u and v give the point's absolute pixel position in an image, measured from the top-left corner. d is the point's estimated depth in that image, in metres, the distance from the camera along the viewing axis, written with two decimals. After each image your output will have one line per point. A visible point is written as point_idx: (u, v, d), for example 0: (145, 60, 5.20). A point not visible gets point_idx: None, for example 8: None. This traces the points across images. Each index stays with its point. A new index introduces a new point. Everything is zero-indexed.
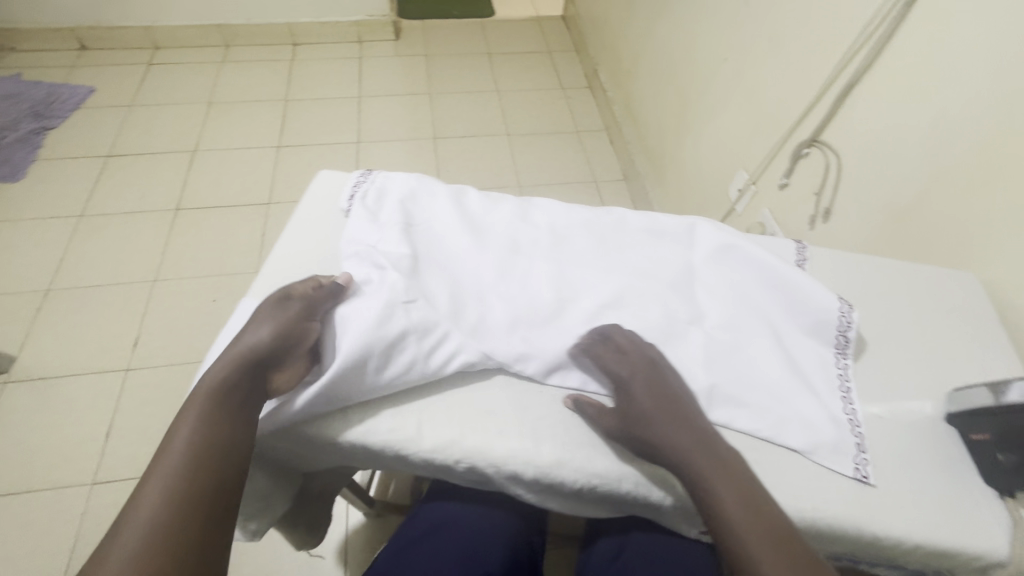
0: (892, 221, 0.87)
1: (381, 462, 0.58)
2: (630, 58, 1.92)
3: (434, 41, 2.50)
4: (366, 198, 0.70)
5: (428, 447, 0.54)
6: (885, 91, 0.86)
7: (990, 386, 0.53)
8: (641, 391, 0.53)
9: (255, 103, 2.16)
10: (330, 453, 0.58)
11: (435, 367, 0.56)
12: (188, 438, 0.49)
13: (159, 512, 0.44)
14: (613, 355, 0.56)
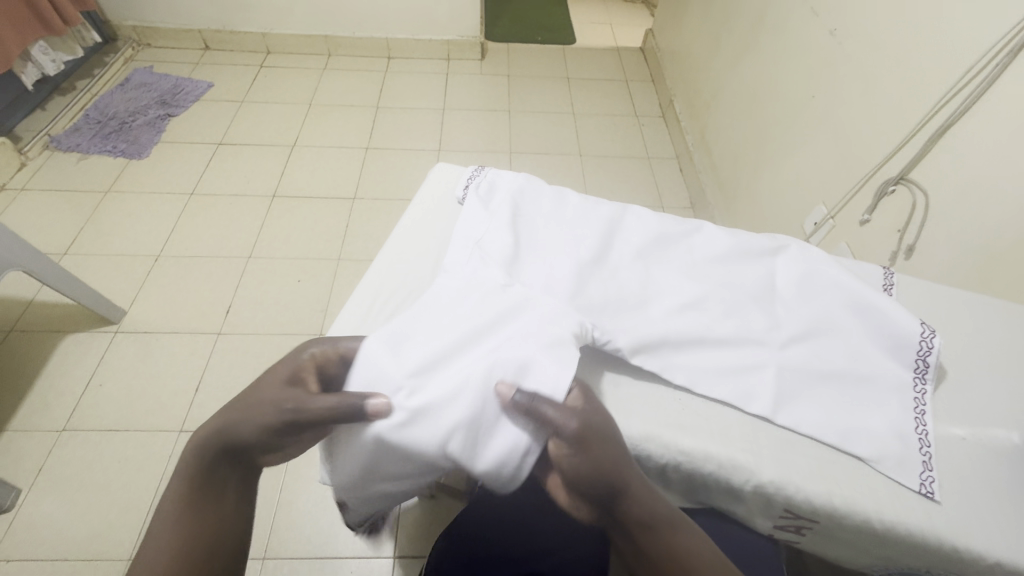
0: (980, 262, 0.87)
1: None
2: (709, 91, 1.97)
3: (517, 63, 2.64)
4: (478, 191, 0.78)
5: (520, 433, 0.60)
6: (979, 137, 0.88)
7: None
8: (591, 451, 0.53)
9: (350, 107, 2.35)
10: None
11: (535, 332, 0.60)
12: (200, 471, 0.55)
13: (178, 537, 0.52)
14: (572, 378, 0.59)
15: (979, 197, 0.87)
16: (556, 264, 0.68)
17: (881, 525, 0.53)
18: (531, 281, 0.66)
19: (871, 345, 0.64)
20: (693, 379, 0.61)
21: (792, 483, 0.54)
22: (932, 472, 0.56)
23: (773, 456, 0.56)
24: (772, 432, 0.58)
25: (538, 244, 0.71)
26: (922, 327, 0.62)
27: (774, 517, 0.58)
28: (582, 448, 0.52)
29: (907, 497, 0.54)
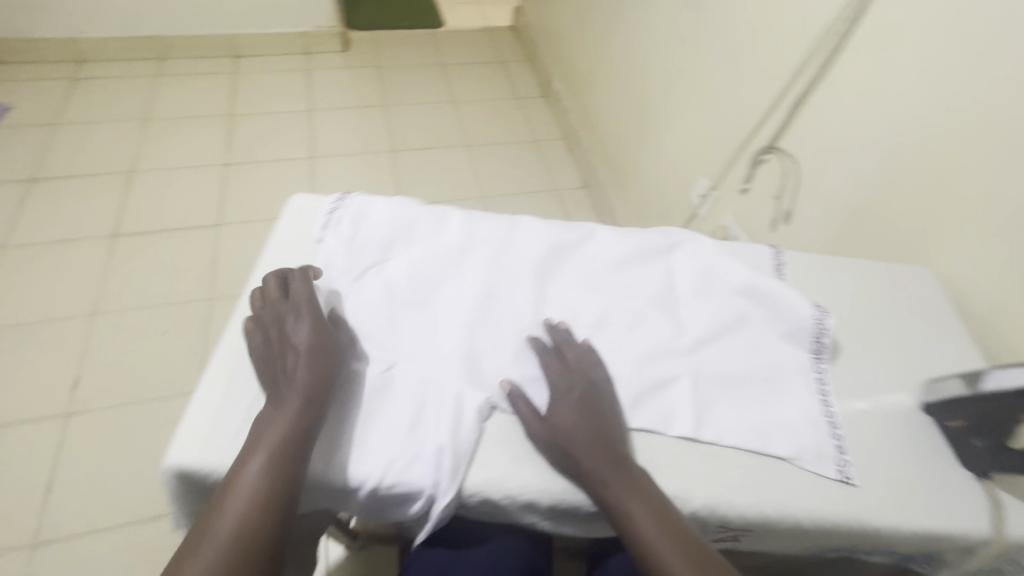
0: (848, 221, 0.92)
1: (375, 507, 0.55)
2: (585, 69, 1.96)
3: (386, 52, 2.45)
4: (341, 227, 0.66)
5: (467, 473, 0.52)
6: (834, 103, 0.92)
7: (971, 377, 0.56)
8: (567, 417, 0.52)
9: (198, 118, 2.04)
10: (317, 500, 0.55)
11: (432, 406, 0.53)
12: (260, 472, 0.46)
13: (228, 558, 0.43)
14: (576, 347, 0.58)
15: (840, 160, 0.92)
16: (444, 313, 0.60)
17: (809, 523, 0.52)
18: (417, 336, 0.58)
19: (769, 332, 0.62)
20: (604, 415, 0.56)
21: (723, 502, 0.52)
22: (846, 455, 0.56)
23: (701, 476, 0.53)
24: (696, 449, 0.55)
25: (422, 286, 0.62)
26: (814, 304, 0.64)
27: (711, 535, 0.55)
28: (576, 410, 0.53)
29: (829, 487, 0.54)
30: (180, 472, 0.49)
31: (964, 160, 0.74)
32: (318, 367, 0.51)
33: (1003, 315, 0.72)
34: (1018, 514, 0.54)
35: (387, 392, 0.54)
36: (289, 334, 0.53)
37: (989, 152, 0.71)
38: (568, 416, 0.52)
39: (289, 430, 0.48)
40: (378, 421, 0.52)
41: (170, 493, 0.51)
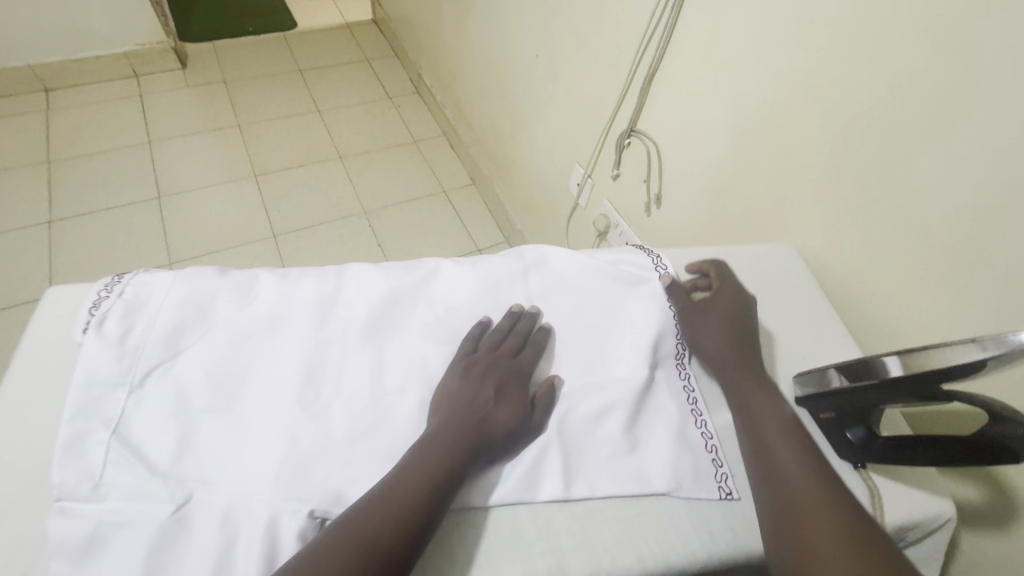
0: (714, 200, 0.90)
1: None
2: (450, 61, 1.85)
3: (232, 64, 2.19)
4: (107, 323, 0.52)
5: None
6: (679, 80, 0.88)
7: (842, 368, 0.52)
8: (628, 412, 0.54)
9: (6, 170, 1.72)
10: None
11: (242, 543, 0.42)
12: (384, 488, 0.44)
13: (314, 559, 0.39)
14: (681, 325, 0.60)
15: (695, 138, 0.89)
16: (257, 408, 0.50)
17: (695, 565, 0.48)
18: (220, 451, 0.47)
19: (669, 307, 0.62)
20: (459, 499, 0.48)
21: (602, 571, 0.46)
22: (725, 470, 0.53)
23: (574, 545, 0.47)
24: (567, 511, 0.49)
25: (226, 380, 0.51)
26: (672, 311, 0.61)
27: None
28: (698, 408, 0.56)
29: (713, 523, 0.50)
30: None
31: (801, 131, 0.72)
32: (480, 397, 0.51)
33: (861, 281, 0.72)
34: (893, 500, 0.53)
35: (180, 535, 0.43)
36: (481, 372, 0.53)
37: (821, 123, 0.70)
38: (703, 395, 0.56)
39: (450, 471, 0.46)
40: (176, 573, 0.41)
41: None
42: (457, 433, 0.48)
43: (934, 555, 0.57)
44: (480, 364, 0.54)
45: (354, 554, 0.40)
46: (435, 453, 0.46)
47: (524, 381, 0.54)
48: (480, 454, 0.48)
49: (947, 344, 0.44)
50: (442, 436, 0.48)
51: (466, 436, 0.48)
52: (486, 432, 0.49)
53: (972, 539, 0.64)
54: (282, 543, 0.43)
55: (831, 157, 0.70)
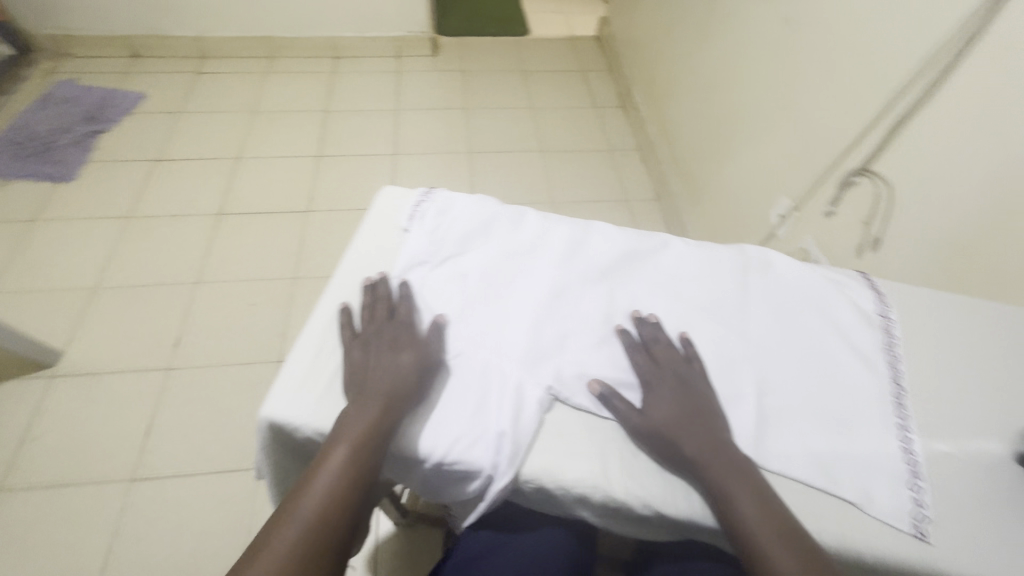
0: (948, 252, 0.86)
1: (428, 488, 0.58)
2: (667, 81, 1.95)
3: (472, 58, 2.54)
4: (377, 314, 0.61)
5: (524, 469, 0.53)
6: (937, 127, 0.87)
7: None
8: (659, 404, 0.55)
9: (298, 112, 2.22)
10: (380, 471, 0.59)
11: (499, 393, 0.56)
12: (344, 462, 0.50)
13: (314, 526, 0.48)
14: (635, 412, 0.55)
15: (940, 187, 0.86)
16: (514, 305, 0.64)
17: (870, 557, 0.51)
18: (486, 327, 0.62)
19: (637, 345, 0.60)
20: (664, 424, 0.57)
21: None
22: (921, 485, 0.54)
23: None
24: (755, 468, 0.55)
25: (495, 280, 0.66)
26: (887, 345, 0.63)
27: None
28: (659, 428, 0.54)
29: (895, 531, 0.52)
30: (272, 425, 0.56)
31: None
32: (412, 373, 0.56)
33: None
34: None
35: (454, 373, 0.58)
36: (406, 355, 0.57)
37: None
38: (661, 410, 0.55)
39: (368, 425, 0.52)
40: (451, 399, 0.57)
41: (263, 444, 0.58)
42: (370, 392, 0.54)
43: None
44: (411, 354, 0.57)
45: (326, 528, 0.48)
46: (363, 442, 0.51)
47: (428, 367, 0.57)
48: (406, 395, 0.55)
49: None
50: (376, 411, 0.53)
51: (378, 394, 0.54)
52: (382, 380, 0.55)
53: None
54: (525, 403, 0.56)
55: None
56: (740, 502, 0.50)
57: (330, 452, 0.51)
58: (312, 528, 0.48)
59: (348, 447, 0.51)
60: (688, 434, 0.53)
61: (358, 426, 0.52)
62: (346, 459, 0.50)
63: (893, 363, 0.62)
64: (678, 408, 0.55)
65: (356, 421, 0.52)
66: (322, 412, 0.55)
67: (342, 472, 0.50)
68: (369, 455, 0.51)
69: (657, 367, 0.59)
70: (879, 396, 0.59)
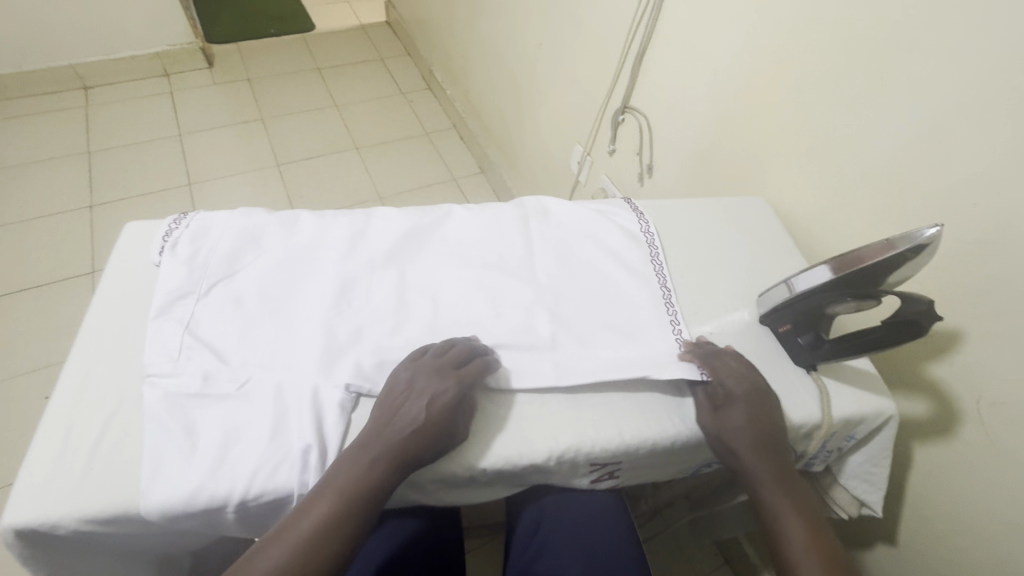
0: (699, 164, 0.99)
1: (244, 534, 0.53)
2: (460, 56, 1.97)
3: (256, 63, 2.33)
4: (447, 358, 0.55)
5: None
6: (666, 58, 0.99)
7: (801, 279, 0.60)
8: (738, 413, 0.57)
9: (50, 160, 1.86)
10: (185, 535, 0.53)
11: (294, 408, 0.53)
12: (325, 517, 0.47)
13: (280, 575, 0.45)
14: (708, 414, 0.58)
15: (681, 110, 0.99)
16: (300, 314, 0.60)
17: (666, 441, 0.57)
18: (271, 345, 0.57)
19: (716, 356, 0.60)
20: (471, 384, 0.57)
21: (587, 440, 0.55)
22: None
23: (566, 422, 0.56)
24: (560, 397, 0.58)
25: (273, 293, 0.62)
26: (653, 256, 0.72)
27: (586, 472, 0.59)
28: (738, 435, 0.56)
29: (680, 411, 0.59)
30: (17, 533, 0.46)
31: (771, 95, 0.82)
32: (433, 428, 0.51)
33: (820, 227, 0.81)
34: (841, 397, 0.62)
35: (240, 403, 0.53)
36: (420, 402, 0.52)
37: (786, 88, 0.80)
38: (738, 419, 0.56)
39: (360, 482, 0.48)
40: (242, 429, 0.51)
41: (21, 557, 0.48)
42: (379, 449, 0.49)
43: (881, 453, 0.65)
44: (435, 392, 0.52)
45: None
46: (348, 494, 0.48)
47: (455, 420, 0.52)
48: (409, 467, 0.50)
49: (868, 246, 0.54)
50: (366, 462, 0.49)
51: (387, 454, 0.49)
52: (392, 447, 0.50)
53: (923, 447, 0.73)
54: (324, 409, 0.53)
55: (796, 118, 0.79)
56: (787, 517, 0.54)
57: (314, 502, 0.47)
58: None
59: (331, 503, 0.47)
60: (759, 445, 0.56)
61: (353, 479, 0.48)
62: (330, 513, 0.47)
63: (659, 270, 0.70)
64: (756, 421, 0.57)
65: (346, 491, 0.48)
66: (81, 496, 0.47)
67: (326, 524, 0.47)
68: (357, 511, 0.48)
69: (737, 375, 0.58)
70: (651, 302, 0.67)
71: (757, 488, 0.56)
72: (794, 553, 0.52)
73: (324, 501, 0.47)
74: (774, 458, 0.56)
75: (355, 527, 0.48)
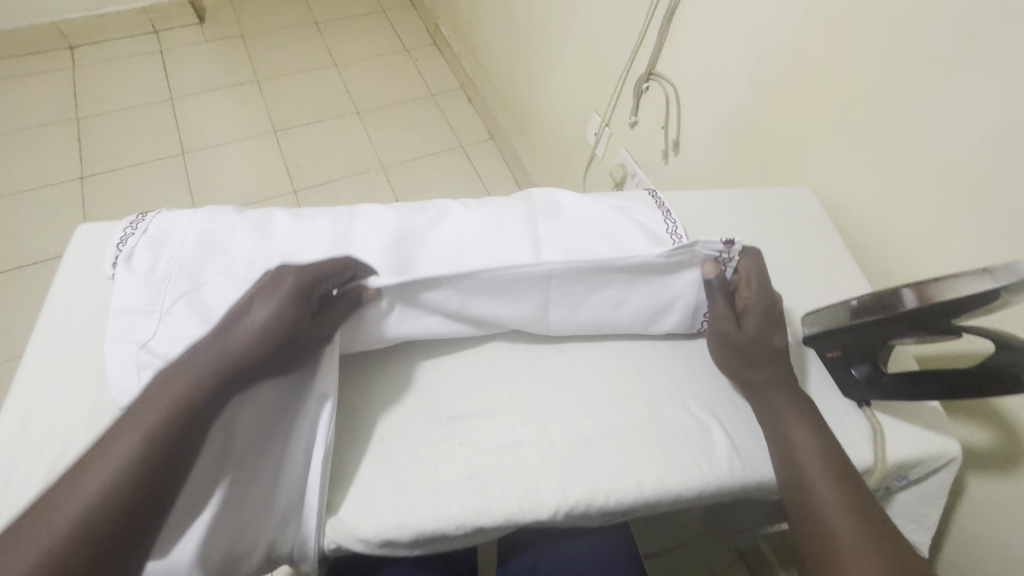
0: (733, 144, 0.87)
1: None
2: (468, 8, 1.80)
3: (249, 18, 2.17)
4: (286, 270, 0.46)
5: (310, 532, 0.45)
6: (700, 18, 0.85)
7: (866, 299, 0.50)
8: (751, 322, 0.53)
9: (38, 127, 1.77)
10: None
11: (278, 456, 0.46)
12: (135, 450, 0.37)
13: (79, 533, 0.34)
14: (730, 325, 0.53)
15: (715, 80, 0.86)
16: None
17: (691, 491, 0.49)
18: None
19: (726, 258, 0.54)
20: (468, 422, 0.50)
21: (600, 491, 0.48)
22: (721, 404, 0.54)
23: (577, 469, 0.48)
24: (569, 438, 0.50)
25: None
26: None
27: (599, 520, 0.52)
28: (756, 340, 0.52)
29: (710, 451, 0.51)
30: None
31: (826, 67, 0.69)
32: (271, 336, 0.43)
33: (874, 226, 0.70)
34: (897, 435, 0.54)
35: None
36: (245, 310, 0.44)
37: (846, 61, 0.67)
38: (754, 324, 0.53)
39: (178, 406, 0.39)
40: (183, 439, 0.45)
41: None
42: (201, 365, 0.41)
43: (936, 494, 0.57)
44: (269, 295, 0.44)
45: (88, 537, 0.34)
46: (164, 423, 0.38)
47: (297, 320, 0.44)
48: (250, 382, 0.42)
49: (958, 275, 0.44)
50: (186, 381, 0.40)
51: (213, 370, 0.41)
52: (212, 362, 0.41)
53: (978, 480, 0.65)
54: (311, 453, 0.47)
55: (856, 96, 0.67)
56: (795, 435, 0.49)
57: (117, 438, 0.37)
58: (75, 534, 0.34)
59: (142, 435, 0.38)
60: (771, 352, 0.52)
61: (166, 400, 0.39)
62: (142, 445, 0.37)
63: None
64: (768, 328, 0.53)
65: (164, 408, 0.39)
66: None
67: (138, 458, 0.37)
68: (177, 438, 0.39)
69: (751, 281, 0.54)
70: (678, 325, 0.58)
71: (765, 407, 0.51)
72: (809, 475, 0.47)
73: (132, 435, 0.37)
74: (777, 366, 0.52)
75: (177, 457, 0.38)
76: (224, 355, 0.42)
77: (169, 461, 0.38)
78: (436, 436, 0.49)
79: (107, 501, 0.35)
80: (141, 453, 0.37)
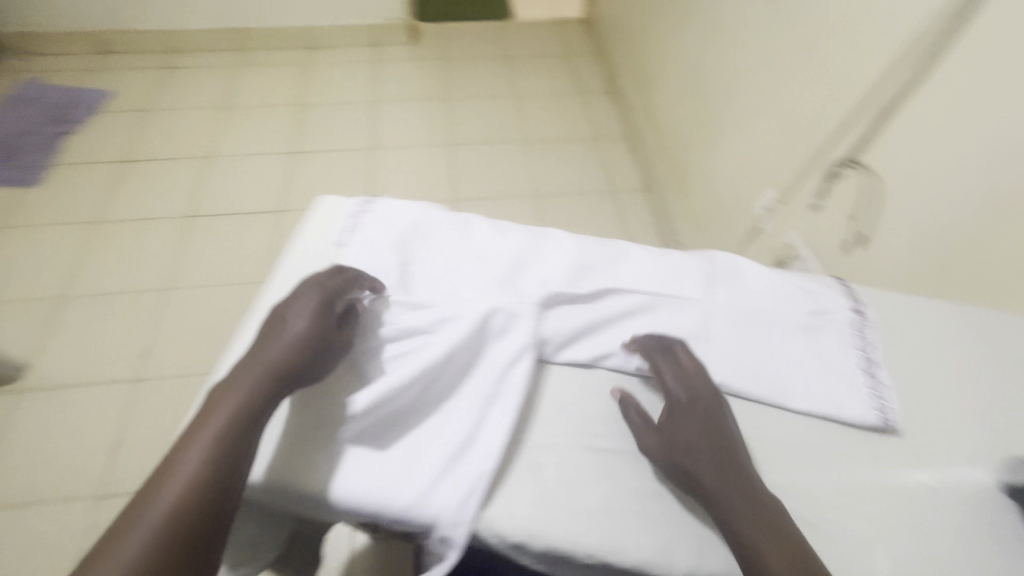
0: (938, 252, 0.79)
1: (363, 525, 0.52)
2: (653, 65, 1.86)
3: (452, 44, 2.45)
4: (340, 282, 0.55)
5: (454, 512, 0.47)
6: (927, 116, 0.80)
7: None
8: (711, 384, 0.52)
9: (272, 106, 2.15)
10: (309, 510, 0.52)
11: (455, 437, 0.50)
12: (226, 424, 0.45)
13: (188, 491, 0.42)
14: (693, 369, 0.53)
15: (931, 182, 0.80)
16: None
17: None
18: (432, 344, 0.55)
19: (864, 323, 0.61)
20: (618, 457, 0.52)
21: None
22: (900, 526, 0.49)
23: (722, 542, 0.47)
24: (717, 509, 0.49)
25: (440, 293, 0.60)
26: (866, 363, 0.58)
27: None
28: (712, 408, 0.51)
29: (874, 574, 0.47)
30: None
31: None
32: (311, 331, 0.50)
33: None
34: None
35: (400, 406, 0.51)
36: (295, 311, 0.52)
37: None
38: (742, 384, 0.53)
39: (253, 386, 0.47)
40: (404, 365, 0.53)
41: None
42: (261, 354, 0.49)
43: None
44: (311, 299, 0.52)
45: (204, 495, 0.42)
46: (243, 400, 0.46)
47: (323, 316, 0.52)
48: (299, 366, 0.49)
49: None
50: (252, 366, 0.48)
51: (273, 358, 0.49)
52: (256, 372, 0.47)
53: None
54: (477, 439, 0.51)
55: None
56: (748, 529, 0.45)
57: (205, 413, 0.45)
58: (192, 491, 0.42)
59: (228, 410, 0.45)
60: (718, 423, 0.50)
61: (244, 383, 0.47)
62: (228, 417, 0.45)
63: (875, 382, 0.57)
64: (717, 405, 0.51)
65: (225, 409, 0.45)
66: None
67: (226, 428, 0.45)
68: (251, 413, 0.46)
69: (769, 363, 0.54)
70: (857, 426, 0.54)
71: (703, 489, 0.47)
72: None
73: (221, 409, 0.45)
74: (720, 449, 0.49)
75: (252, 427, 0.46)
76: (276, 345, 0.49)
77: (245, 432, 0.45)
78: (587, 462, 0.51)
79: (207, 464, 0.43)
80: (226, 423, 0.45)
